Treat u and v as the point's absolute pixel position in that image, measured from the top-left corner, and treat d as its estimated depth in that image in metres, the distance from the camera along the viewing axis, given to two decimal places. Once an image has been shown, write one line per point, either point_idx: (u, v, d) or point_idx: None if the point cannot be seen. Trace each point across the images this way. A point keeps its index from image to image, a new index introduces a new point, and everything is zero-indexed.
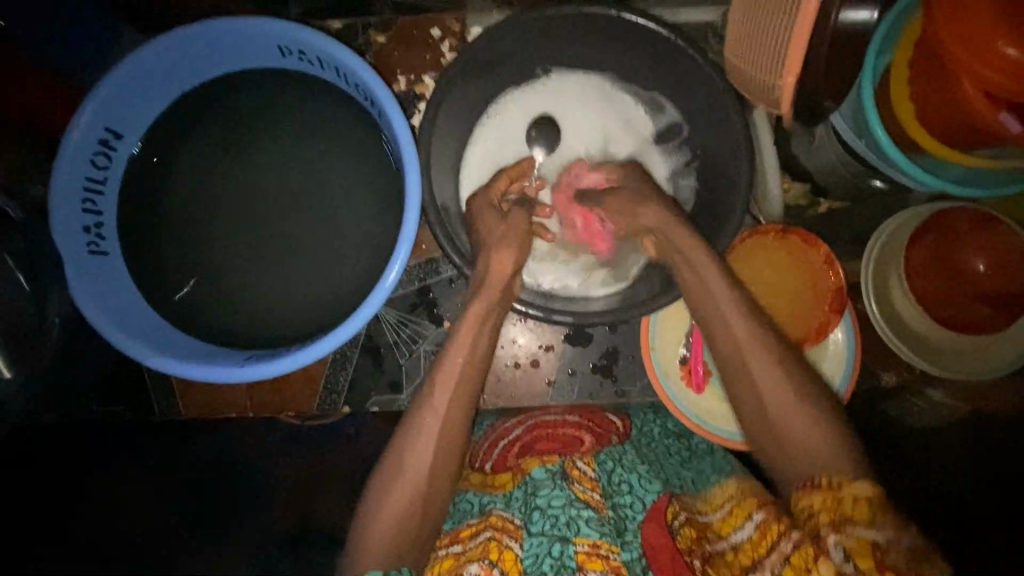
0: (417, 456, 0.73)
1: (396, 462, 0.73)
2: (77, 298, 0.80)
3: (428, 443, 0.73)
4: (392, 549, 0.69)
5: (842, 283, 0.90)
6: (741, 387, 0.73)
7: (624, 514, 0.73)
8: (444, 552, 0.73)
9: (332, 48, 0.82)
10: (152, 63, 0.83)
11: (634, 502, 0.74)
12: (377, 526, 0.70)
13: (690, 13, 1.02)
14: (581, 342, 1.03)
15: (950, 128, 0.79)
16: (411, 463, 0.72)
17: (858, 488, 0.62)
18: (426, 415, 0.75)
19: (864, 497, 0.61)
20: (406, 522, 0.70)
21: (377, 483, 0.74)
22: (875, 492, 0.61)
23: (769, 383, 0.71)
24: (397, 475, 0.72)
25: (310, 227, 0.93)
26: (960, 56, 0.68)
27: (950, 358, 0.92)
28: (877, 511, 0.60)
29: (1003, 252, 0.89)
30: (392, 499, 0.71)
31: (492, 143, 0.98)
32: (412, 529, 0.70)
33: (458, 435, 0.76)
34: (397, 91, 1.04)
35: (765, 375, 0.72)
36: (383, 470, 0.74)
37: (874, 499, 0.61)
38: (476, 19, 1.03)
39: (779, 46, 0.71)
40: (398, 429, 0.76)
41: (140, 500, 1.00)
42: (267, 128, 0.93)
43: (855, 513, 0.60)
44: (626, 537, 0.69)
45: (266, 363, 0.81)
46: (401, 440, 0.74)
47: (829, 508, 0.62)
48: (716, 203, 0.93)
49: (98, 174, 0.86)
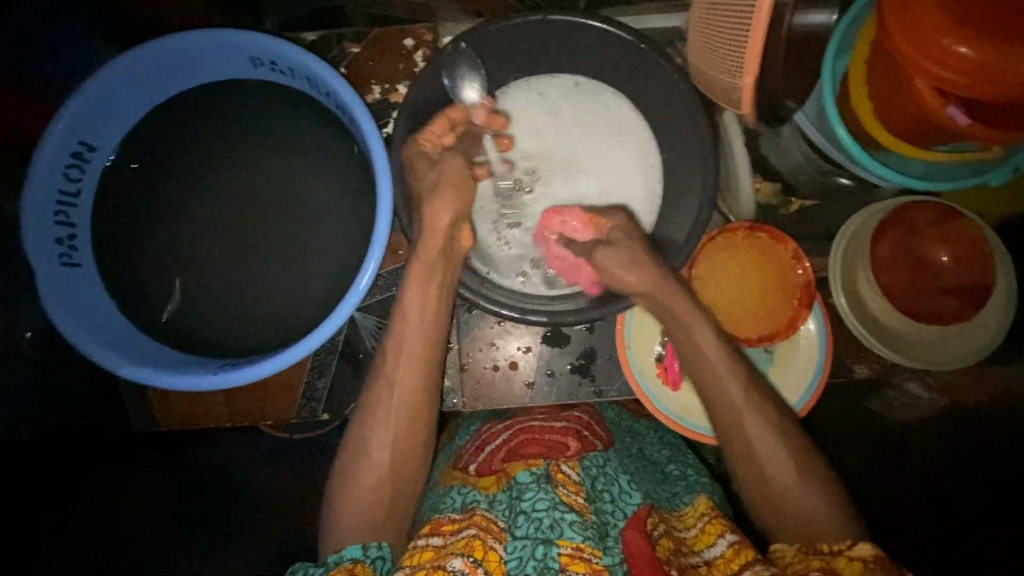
0: (385, 426, 0.79)
1: (373, 423, 0.79)
2: (48, 308, 0.80)
3: (394, 412, 0.79)
4: (367, 505, 0.75)
5: (810, 277, 0.92)
6: (727, 427, 0.78)
7: (606, 519, 0.73)
8: (422, 541, 0.71)
9: (304, 59, 0.83)
10: (124, 75, 0.84)
11: (616, 511, 0.75)
12: (347, 505, 0.76)
13: (656, 20, 1.04)
14: (558, 343, 1.04)
15: (907, 125, 0.81)
16: (381, 427, 0.79)
17: (863, 549, 0.63)
18: (393, 390, 0.80)
19: (858, 557, 0.62)
20: (378, 485, 0.76)
21: (347, 469, 0.78)
22: (879, 553, 0.61)
23: (737, 410, 0.78)
24: (369, 446, 0.78)
25: (285, 236, 0.94)
26: (910, 55, 0.70)
27: (918, 347, 0.94)
28: (867, 571, 0.60)
29: (968, 245, 0.91)
30: (362, 481, 0.77)
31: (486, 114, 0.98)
32: (386, 491, 0.77)
33: (422, 402, 0.81)
34: (372, 99, 1.06)
35: (745, 409, 0.78)
36: (351, 447, 0.80)
37: (875, 560, 0.61)
38: (449, 29, 1.05)
39: (735, 47, 0.74)
40: (366, 394, 0.82)
41: (139, 501, 1.00)
42: (242, 139, 0.94)
43: (847, 567, 0.61)
44: (608, 543, 0.68)
45: (235, 372, 0.81)
46: (373, 409, 0.80)
47: (824, 558, 0.64)
48: (682, 202, 0.95)
49: (70, 186, 0.87)
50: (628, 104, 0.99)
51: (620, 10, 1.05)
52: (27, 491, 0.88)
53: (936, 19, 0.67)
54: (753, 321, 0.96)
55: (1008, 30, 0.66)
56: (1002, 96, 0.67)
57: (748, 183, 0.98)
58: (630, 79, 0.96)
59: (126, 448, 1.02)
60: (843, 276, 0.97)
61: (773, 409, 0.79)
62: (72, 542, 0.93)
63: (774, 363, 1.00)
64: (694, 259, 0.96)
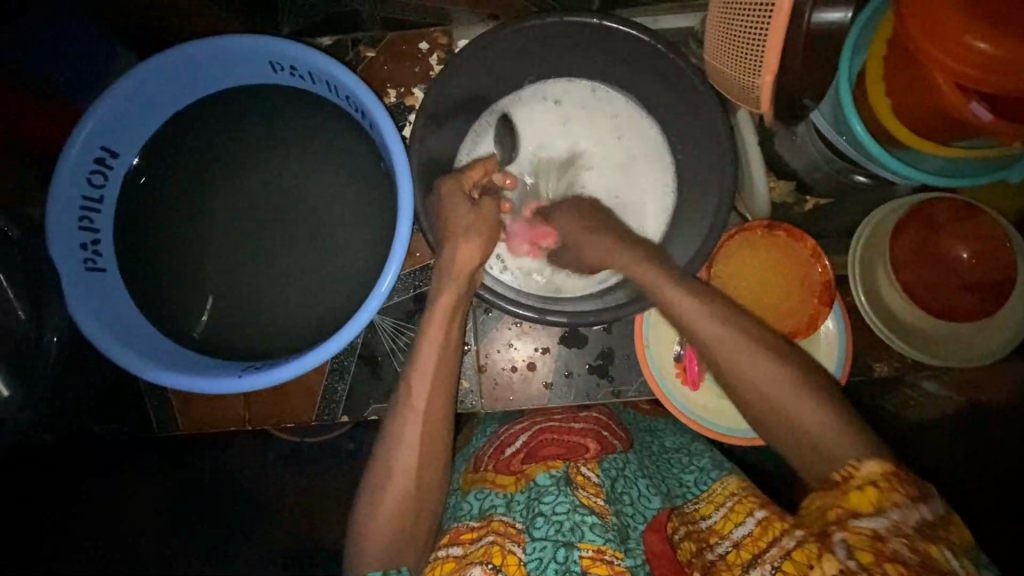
0: (408, 441, 0.76)
1: (394, 430, 0.77)
2: (72, 312, 0.81)
3: (414, 422, 0.77)
4: (391, 518, 0.73)
5: (829, 275, 0.91)
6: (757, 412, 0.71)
7: (627, 520, 0.72)
8: (444, 552, 0.73)
9: (324, 64, 0.84)
10: (147, 83, 0.85)
11: (636, 514, 0.74)
12: (374, 525, 0.73)
13: (670, 20, 1.04)
14: (576, 343, 1.04)
15: (925, 121, 0.81)
16: (406, 443, 0.76)
17: (869, 468, 0.60)
18: (413, 412, 0.77)
19: (872, 483, 0.59)
20: (402, 498, 0.74)
21: (369, 488, 0.76)
22: (886, 469, 0.60)
23: (760, 377, 0.70)
24: (393, 461, 0.75)
25: (305, 238, 0.95)
26: (929, 52, 0.70)
27: (937, 345, 0.94)
28: (885, 496, 0.58)
29: (992, 241, 0.90)
30: (389, 498, 0.74)
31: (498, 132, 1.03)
32: (412, 503, 0.74)
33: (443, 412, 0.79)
34: (388, 103, 1.06)
35: (771, 391, 0.69)
36: (376, 465, 0.77)
37: (886, 479, 0.59)
38: (463, 32, 1.06)
39: (754, 46, 0.74)
40: (390, 412, 0.79)
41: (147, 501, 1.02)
42: (261, 143, 0.95)
43: (861, 500, 0.59)
44: (629, 544, 0.68)
45: (260, 375, 0.81)
46: (397, 426, 0.77)
47: (839, 500, 0.60)
48: (699, 202, 0.95)
49: (94, 192, 0.88)
50: (642, 113, 1.03)
51: (633, 11, 1.05)
52: (27, 491, 0.90)
53: (956, 16, 0.67)
54: (772, 321, 0.95)
55: None
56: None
57: (763, 182, 0.98)
58: (648, 79, 0.96)
59: (126, 447, 1.03)
60: (863, 274, 0.97)
61: (815, 379, 0.70)
62: (73, 541, 0.95)
63: None
64: (712, 259, 0.96)
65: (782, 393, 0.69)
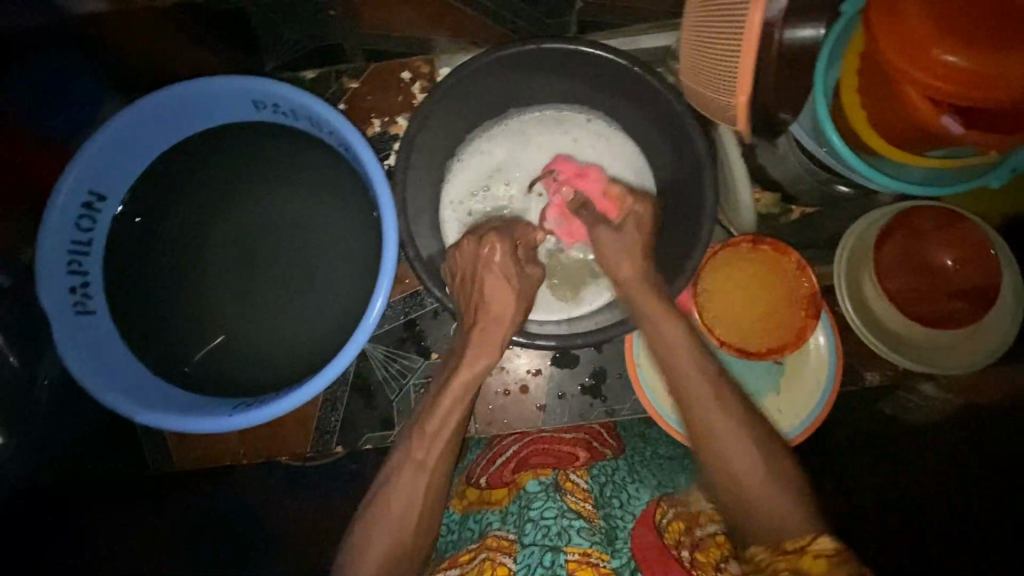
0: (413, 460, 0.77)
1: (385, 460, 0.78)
2: (64, 357, 0.82)
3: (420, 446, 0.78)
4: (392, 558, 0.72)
5: (815, 288, 0.93)
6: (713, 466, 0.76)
7: (615, 522, 0.71)
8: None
9: (306, 101, 0.86)
10: (133, 127, 0.87)
11: (624, 514, 0.72)
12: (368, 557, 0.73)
13: (649, 40, 1.05)
14: (568, 364, 1.04)
15: (901, 133, 0.81)
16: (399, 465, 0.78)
17: (823, 543, 0.64)
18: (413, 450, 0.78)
19: (823, 554, 0.63)
20: (405, 514, 0.75)
21: (374, 511, 0.76)
22: (840, 546, 0.62)
23: (735, 442, 0.75)
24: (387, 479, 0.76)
25: (294, 270, 0.96)
26: (898, 64, 0.70)
27: (925, 352, 0.94)
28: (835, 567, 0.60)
29: (970, 245, 0.92)
30: (392, 520, 0.74)
31: (488, 151, 1.05)
32: (411, 522, 0.75)
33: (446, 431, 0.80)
34: (373, 133, 1.09)
35: (743, 453, 0.74)
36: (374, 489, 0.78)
37: (836, 553, 0.62)
38: (445, 61, 1.08)
39: (727, 65, 0.74)
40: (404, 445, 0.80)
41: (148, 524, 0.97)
42: (243, 178, 0.96)
43: (813, 565, 0.62)
44: (616, 545, 0.68)
45: (251, 410, 0.82)
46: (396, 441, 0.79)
47: (792, 560, 0.64)
48: (682, 220, 0.96)
49: (82, 237, 0.89)
50: (613, 126, 1.05)
51: (608, 34, 1.07)
52: None
53: (923, 27, 0.67)
54: (760, 336, 0.96)
55: (998, 37, 0.66)
56: (996, 100, 0.68)
57: (748, 196, 0.98)
58: (628, 103, 0.98)
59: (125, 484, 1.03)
60: (849, 288, 0.97)
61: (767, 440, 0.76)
62: None
63: (783, 373, 1.02)
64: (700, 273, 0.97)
65: (751, 458, 0.74)
